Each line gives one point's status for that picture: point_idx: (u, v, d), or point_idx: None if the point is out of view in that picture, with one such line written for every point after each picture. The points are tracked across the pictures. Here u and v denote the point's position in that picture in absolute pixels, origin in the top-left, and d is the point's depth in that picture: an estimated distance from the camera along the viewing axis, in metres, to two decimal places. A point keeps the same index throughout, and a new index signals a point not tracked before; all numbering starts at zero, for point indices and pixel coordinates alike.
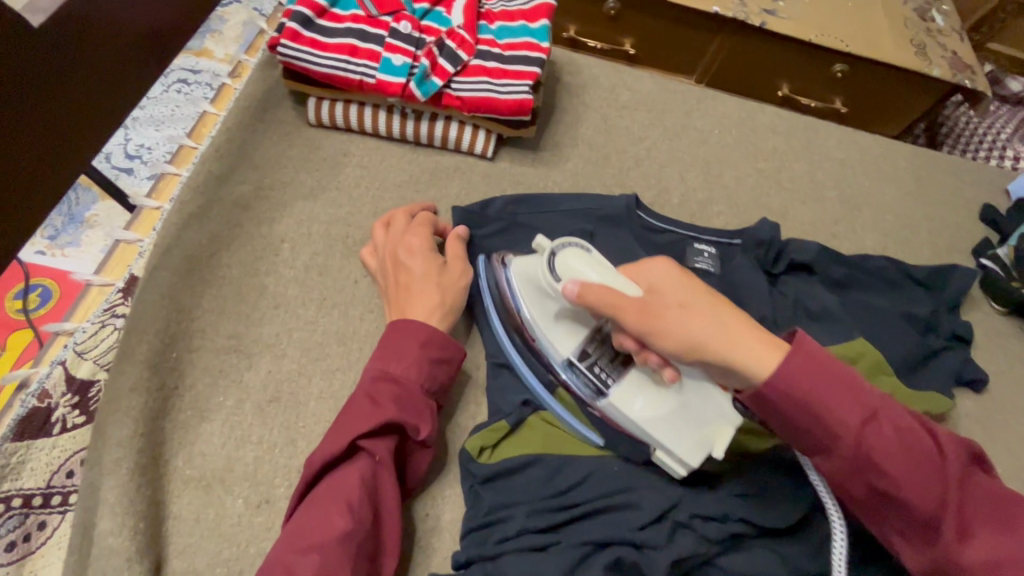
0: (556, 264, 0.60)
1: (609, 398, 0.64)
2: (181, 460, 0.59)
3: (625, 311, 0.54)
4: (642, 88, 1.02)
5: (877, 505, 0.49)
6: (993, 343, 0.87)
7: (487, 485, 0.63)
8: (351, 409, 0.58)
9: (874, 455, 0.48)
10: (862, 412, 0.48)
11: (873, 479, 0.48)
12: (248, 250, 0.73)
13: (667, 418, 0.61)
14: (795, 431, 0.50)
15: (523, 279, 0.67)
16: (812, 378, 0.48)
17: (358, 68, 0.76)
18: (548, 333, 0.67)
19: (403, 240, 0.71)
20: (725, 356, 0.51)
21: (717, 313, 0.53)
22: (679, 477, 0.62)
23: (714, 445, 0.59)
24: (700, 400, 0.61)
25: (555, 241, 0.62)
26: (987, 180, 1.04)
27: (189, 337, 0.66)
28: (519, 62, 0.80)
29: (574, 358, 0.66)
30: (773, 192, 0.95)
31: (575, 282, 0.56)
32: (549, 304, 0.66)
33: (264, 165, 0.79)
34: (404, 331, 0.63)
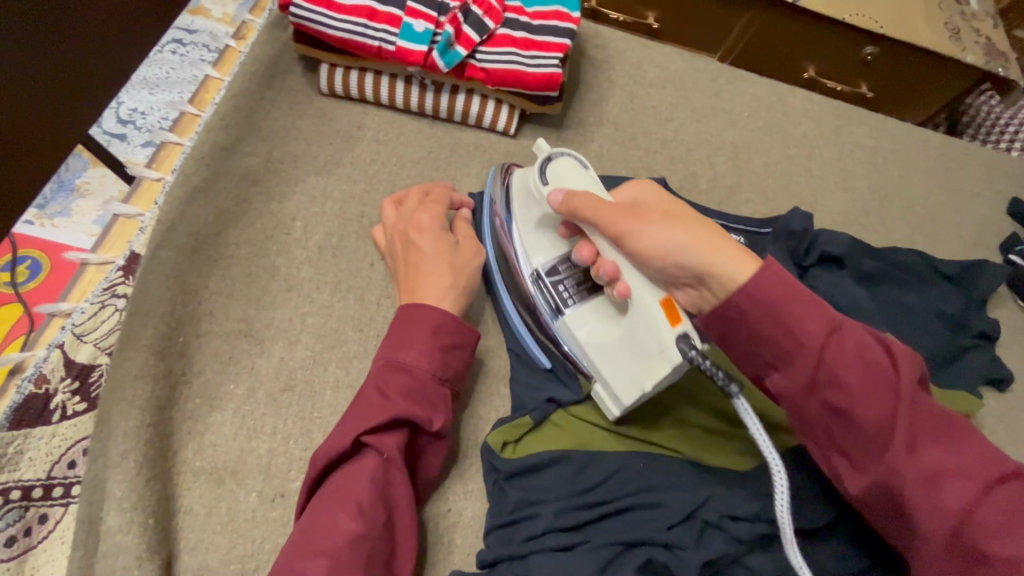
0: (548, 167, 0.63)
1: (565, 316, 0.62)
2: (190, 452, 0.56)
3: (604, 212, 0.56)
4: (670, 66, 0.97)
5: (829, 425, 0.47)
6: (1017, 341, 0.86)
7: (511, 481, 0.61)
8: (359, 403, 0.54)
9: (834, 366, 0.46)
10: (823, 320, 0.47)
11: (828, 393, 0.46)
12: (257, 229, 0.68)
13: (610, 344, 0.59)
14: (758, 342, 0.48)
15: (518, 189, 0.68)
16: (781, 290, 0.47)
17: (376, 34, 0.70)
18: (525, 239, 0.67)
19: (411, 218, 0.66)
20: (700, 258, 0.51)
21: (699, 223, 0.54)
22: (613, 414, 0.60)
23: (646, 382, 0.56)
24: (646, 333, 0.56)
25: (555, 148, 0.64)
26: (1016, 172, 1.01)
27: (197, 320, 0.62)
28: (548, 33, 0.75)
29: (542, 272, 0.65)
30: (802, 180, 0.92)
31: (560, 191, 0.60)
32: (533, 213, 0.67)
33: (274, 137, 0.74)
34: (412, 316, 0.58)
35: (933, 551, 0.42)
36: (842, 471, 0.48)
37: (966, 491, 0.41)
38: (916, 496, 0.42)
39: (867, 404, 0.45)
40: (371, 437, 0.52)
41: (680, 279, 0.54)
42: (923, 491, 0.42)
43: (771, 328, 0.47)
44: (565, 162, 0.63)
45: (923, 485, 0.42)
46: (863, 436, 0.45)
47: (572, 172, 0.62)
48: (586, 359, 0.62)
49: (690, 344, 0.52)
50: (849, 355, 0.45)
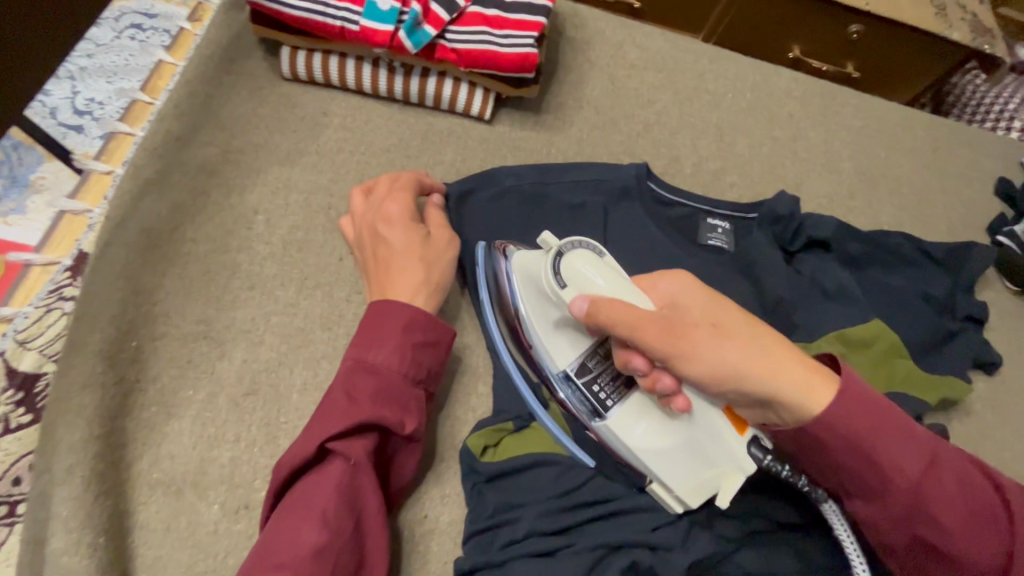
0: (560, 265, 0.55)
1: (608, 421, 0.56)
2: (146, 463, 0.53)
3: (645, 332, 0.50)
4: (652, 45, 0.93)
5: (923, 557, 0.48)
6: (1005, 324, 0.85)
7: (492, 484, 0.58)
8: (325, 407, 0.51)
9: (927, 502, 0.46)
10: (915, 456, 0.46)
11: (918, 528, 0.47)
12: (216, 223, 0.64)
13: (669, 452, 0.54)
14: (842, 472, 0.48)
15: (521, 276, 0.60)
16: (870, 424, 0.47)
17: (338, 13, 0.66)
18: (546, 341, 0.59)
19: (380, 209, 0.63)
20: (764, 385, 0.48)
21: (752, 339, 0.50)
22: (674, 512, 0.56)
23: (720, 492, 0.53)
24: (714, 443, 0.53)
25: (565, 240, 0.56)
26: (1003, 152, 1.00)
27: (152, 323, 0.58)
28: (523, 10, 0.71)
29: (572, 374, 0.58)
30: (789, 163, 0.89)
31: (585, 300, 0.52)
32: (549, 310, 0.59)
33: (233, 125, 0.70)
34: (381, 314, 0.55)
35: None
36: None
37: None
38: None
39: (961, 540, 0.46)
40: (338, 442, 0.49)
41: (740, 400, 0.51)
42: None
43: (860, 465, 0.47)
44: (578, 254, 0.55)
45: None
46: (955, 570, 0.47)
47: (590, 270, 0.54)
48: (639, 465, 0.56)
49: (764, 450, 0.53)
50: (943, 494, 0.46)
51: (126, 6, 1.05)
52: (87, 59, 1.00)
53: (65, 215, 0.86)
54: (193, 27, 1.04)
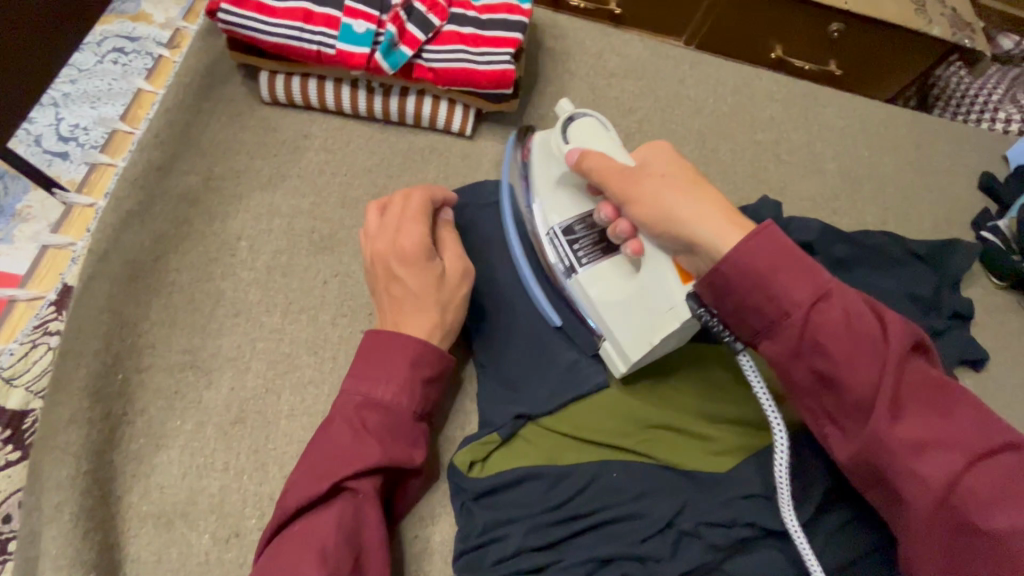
0: (569, 127, 0.61)
1: (575, 274, 0.62)
2: (136, 495, 0.53)
3: (610, 180, 0.56)
4: (632, 53, 0.93)
5: (818, 393, 0.44)
6: (991, 319, 0.85)
7: (480, 501, 0.59)
8: (332, 440, 0.51)
9: (819, 332, 0.43)
10: (808, 286, 0.44)
11: (814, 360, 0.44)
12: (200, 251, 0.64)
13: (619, 302, 0.59)
14: (743, 308, 0.46)
15: (539, 149, 0.66)
16: (766, 256, 0.45)
17: (314, 37, 0.66)
18: (544, 201, 0.65)
19: (394, 240, 0.60)
20: (687, 229, 0.49)
21: (694, 190, 0.51)
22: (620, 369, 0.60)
23: (653, 336, 0.56)
24: (657, 291, 0.56)
25: (578, 108, 0.62)
26: (985, 146, 1.00)
27: (137, 354, 0.58)
28: (498, 27, 0.71)
29: (558, 231, 0.63)
30: (771, 165, 0.90)
31: (577, 149, 0.59)
32: (554, 171, 0.64)
33: (213, 152, 0.70)
34: (388, 347, 0.55)
35: (920, 518, 0.40)
36: (831, 438, 0.45)
37: (954, 460, 0.39)
38: (900, 463, 0.40)
39: (855, 371, 0.42)
40: (345, 480, 0.50)
41: (676, 248, 0.53)
42: (908, 459, 0.40)
43: (757, 297, 0.45)
44: (586, 123, 0.61)
45: (906, 453, 0.40)
46: (850, 404, 0.43)
47: (593, 132, 0.60)
48: (597, 318, 0.61)
49: (699, 302, 0.50)
50: (836, 321, 0.42)
51: (108, 30, 1.05)
52: (70, 85, 1.00)
53: (48, 249, 0.88)
54: (174, 51, 1.04)
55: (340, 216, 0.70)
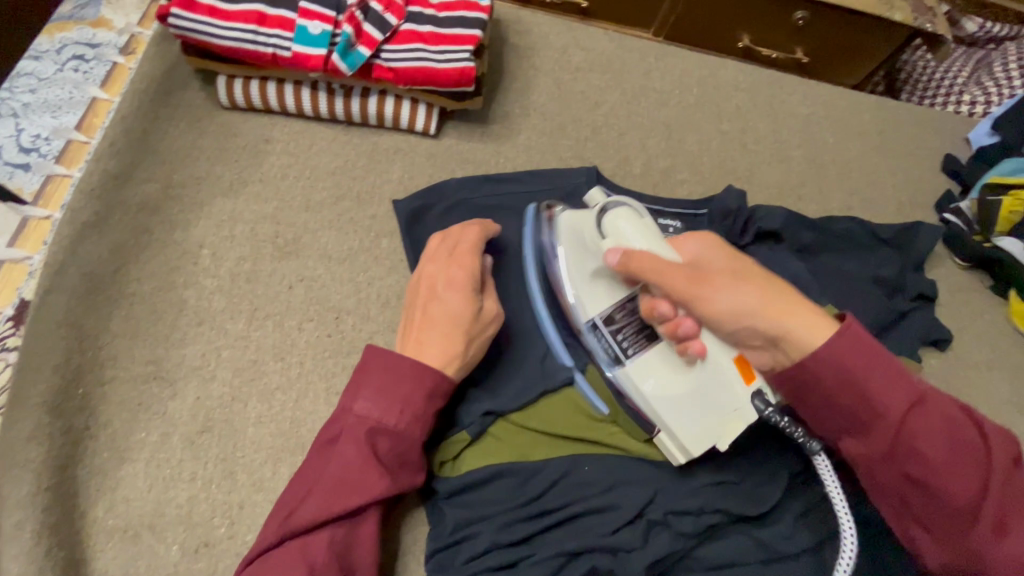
0: (604, 218, 0.60)
1: (626, 368, 0.59)
2: (101, 510, 0.53)
3: (670, 278, 0.53)
4: (597, 47, 0.94)
5: (908, 496, 0.46)
6: (956, 299, 0.86)
7: (451, 500, 0.59)
8: (338, 466, 0.51)
9: (915, 440, 0.45)
10: (904, 393, 0.45)
11: (907, 467, 0.45)
12: (161, 261, 0.64)
13: (678, 399, 0.58)
14: (833, 410, 0.47)
15: (567, 238, 0.63)
16: (864, 362, 0.46)
17: (268, 39, 0.66)
18: (580, 290, 0.62)
19: (445, 266, 0.61)
20: (775, 325, 0.49)
21: (764, 282, 0.52)
22: (677, 463, 0.59)
23: (721, 436, 0.57)
24: (721, 391, 0.57)
25: (610, 198, 0.61)
26: (947, 129, 1.01)
27: (99, 368, 0.58)
28: (456, 24, 0.71)
29: (599, 321, 0.61)
30: (738, 155, 0.90)
31: (619, 251, 0.56)
32: (588, 261, 0.62)
33: (172, 159, 0.69)
34: (401, 373, 0.54)
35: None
36: (919, 538, 0.47)
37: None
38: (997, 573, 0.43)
39: (952, 482, 0.44)
40: (351, 509, 0.50)
41: (749, 341, 0.52)
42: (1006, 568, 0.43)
43: (851, 402, 0.46)
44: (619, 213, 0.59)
45: (1003, 564, 0.43)
46: (946, 511, 0.45)
47: (631, 223, 0.58)
48: (649, 414, 0.60)
49: (767, 403, 0.56)
50: (933, 432, 0.44)
51: (68, 38, 1.03)
52: (31, 95, 0.98)
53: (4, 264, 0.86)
54: (129, 58, 1.02)
55: (303, 220, 0.70)
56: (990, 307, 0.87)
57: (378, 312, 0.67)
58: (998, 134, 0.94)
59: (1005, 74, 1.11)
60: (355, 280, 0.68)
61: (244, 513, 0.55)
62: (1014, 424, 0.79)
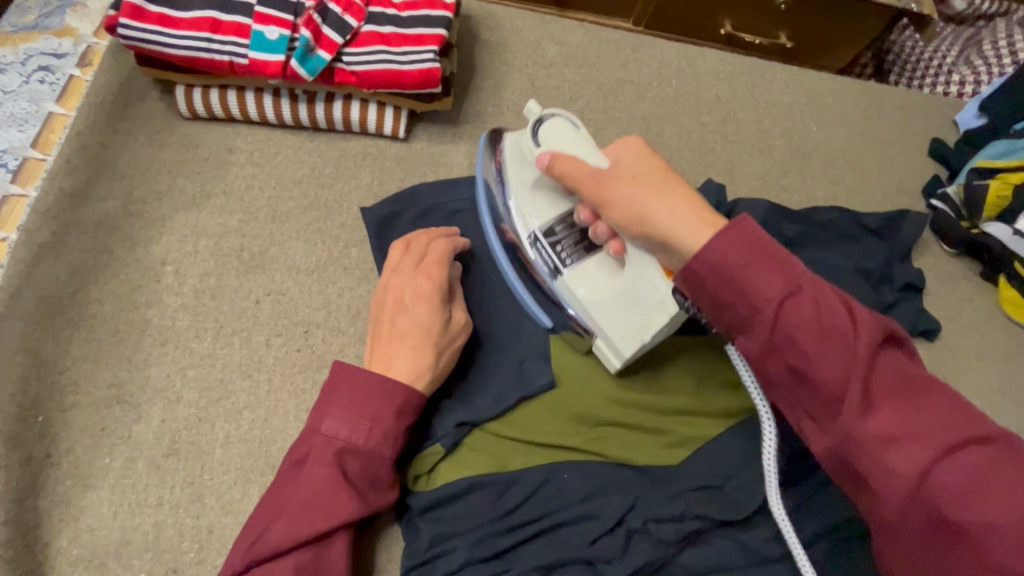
0: (540, 128, 0.61)
1: (563, 277, 0.62)
2: (65, 540, 0.52)
3: (582, 185, 0.55)
4: (571, 40, 0.91)
5: (792, 387, 0.43)
6: (944, 287, 0.84)
7: (425, 515, 0.58)
8: (306, 488, 0.50)
9: (788, 326, 0.42)
10: (777, 281, 0.42)
11: (787, 356, 0.42)
12: (122, 280, 0.62)
13: (605, 301, 0.59)
14: (713, 304, 0.45)
15: (512, 153, 0.65)
16: (738, 250, 0.43)
17: (224, 47, 0.64)
18: (523, 207, 0.64)
19: (413, 278, 0.60)
20: (663, 229, 0.49)
21: (665, 184, 0.51)
22: (616, 367, 0.60)
23: (645, 333, 0.56)
24: (642, 287, 0.56)
25: (546, 109, 0.61)
26: (935, 112, 0.99)
27: (60, 394, 0.56)
28: (420, 24, 0.68)
29: (540, 234, 0.63)
30: (718, 147, 0.88)
31: (547, 152, 0.58)
32: (529, 177, 0.64)
33: (131, 174, 0.68)
34: (369, 390, 0.52)
35: (894, 512, 0.39)
36: (810, 430, 0.43)
37: (923, 454, 0.37)
38: (870, 459, 0.39)
39: (825, 367, 0.41)
40: (321, 532, 0.49)
41: (653, 247, 0.52)
42: (875, 449, 0.39)
43: (729, 294, 0.43)
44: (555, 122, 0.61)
45: (874, 447, 0.39)
46: (822, 399, 0.41)
47: (564, 130, 0.59)
48: (587, 320, 0.61)
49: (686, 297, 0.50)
50: (805, 318, 0.41)
51: None
52: None
53: None
54: (87, 68, 0.87)
55: (269, 231, 0.68)
56: (980, 294, 0.85)
57: (348, 323, 0.65)
58: (985, 115, 0.92)
59: (994, 52, 1.08)
60: (324, 292, 0.66)
61: (213, 536, 0.54)
62: (1006, 414, 0.77)
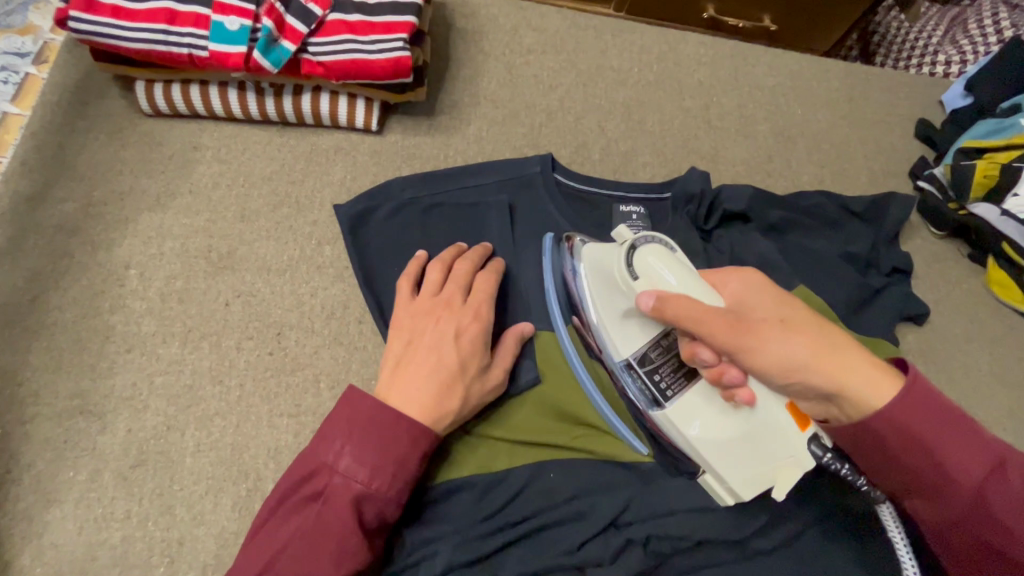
0: (634, 258, 0.53)
1: (667, 411, 0.54)
2: (27, 558, 0.50)
3: (711, 326, 0.48)
4: (549, 26, 0.89)
5: (981, 556, 0.46)
6: (931, 271, 0.83)
7: (405, 519, 0.56)
8: (317, 533, 0.46)
9: (990, 506, 0.44)
10: (979, 459, 0.44)
11: (982, 531, 0.44)
12: (83, 285, 0.60)
13: (726, 447, 0.51)
14: (898, 471, 0.46)
15: (593, 268, 0.57)
16: (933, 425, 0.45)
17: (181, 39, 0.61)
18: (611, 327, 0.56)
19: (459, 314, 0.57)
20: (831, 382, 0.46)
21: (820, 333, 0.49)
22: (726, 504, 0.54)
23: (775, 486, 0.50)
24: (771, 440, 0.50)
25: (638, 233, 0.54)
26: (921, 92, 0.97)
27: (19, 406, 0.54)
28: (388, 11, 0.65)
29: (633, 360, 0.55)
30: (702, 133, 0.86)
31: (651, 294, 0.50)
32: (617, 299, 0.56)
33: (92, 175, 0.65)
34: (397, 432, 0.49)
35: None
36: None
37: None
38: None
39: None
40: None
41: (799, 395, 0.49)
42: None
43: (928, 468, 0.45)
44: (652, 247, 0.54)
45: None
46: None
47: (667, 263, 0.52)
48: (695, 459, 0.54)
49: (824, 448, 0.49)
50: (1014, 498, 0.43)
51: None
52: None
53: None
54: (44, 66, 0.83)
55: (238, 231, 0.65)
56: (968, 277, 0.84)
57: (322, 324, 0.63)
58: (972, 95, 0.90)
59: (980, 30, 1.06)
60: (297, 292, 0.64)
61: (185, 550, 0.52)
62: (996, 397, 0.76)
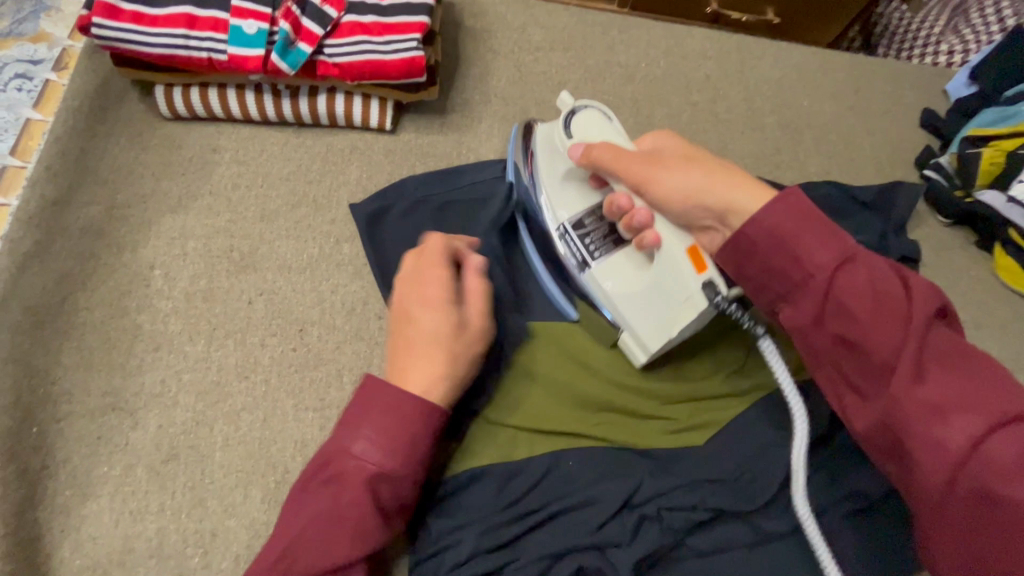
0: (572, 121, 0.62)
1: (592, 269, 0.62)
2: (67, 550, 0.51)
3: (628, 161, 0.56)
4: (556, 24, 0.90)
5: (840, 358, 0.43)
6: (938, 258, 0.84)
7: (434, 509, 0.57)
8: (335, 512, 0.46)
9: (839, 292, 0.43)
10: (831, 250, 0.44)
11: (836, 323, 0.43)
12: (111, 286, 0.61)
13: (636, 294, 0.59)
14: (765, 275, 0.46)
15: (542, 146, 0.66)
16: (791, 221, 0.45)
17: (201, 44, 0.62)
18: (552, 197, 0.65)
19: (416, 285, 0.56)
20: (722, 198, 0.51)
21: (715, 165, 0.54)
22: (640, 362, 0.61)
23: (672, 327, 0.56)
24: (671, 281, 0.56)
25: (578, 101, 0.63)
26: (925, 82, 0.98)
27: (53, 405, 0.56)
28: (401, 12, 0.66)
29: (569, 226, 0.63)
30: (709, 126, 0.87)
31: (581, 144, 0.60)
32: (559, 166, 0.65)
33: (114, 178, 0.66)
34: (402, 406, 0.48)
35: (932, 481, 0.38)
36: (848, 404, 0.44)
37: (970, 422, 0.37)
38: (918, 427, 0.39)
39: (878, 336, 0.41)
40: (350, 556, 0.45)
41: (702, 220, 0.53)
42: (922, 415, 0.39)
43: (782, 261, 0.45)
44: (588, 114, 0.62)
45: (924, 416, 0.39)
46: (872, 369, 0.42)
47: (596, 125, 0.61)
48: (614, 312, 0.62)
49: (716, 291, 0.52)
50: (860, 285, 0.42)
51: None
52: None
53: None
54: (63, 72, 0.85)
55: (259, 230, 0.67)
56: (975, 264, 0.85)
57: (343, 320, 0.64)
58: (976, 83, 0.91)
59: (983, 19, 1.07)
60: (318, 289, 0.65)
61: (218, 540, 0.53)
62: None
